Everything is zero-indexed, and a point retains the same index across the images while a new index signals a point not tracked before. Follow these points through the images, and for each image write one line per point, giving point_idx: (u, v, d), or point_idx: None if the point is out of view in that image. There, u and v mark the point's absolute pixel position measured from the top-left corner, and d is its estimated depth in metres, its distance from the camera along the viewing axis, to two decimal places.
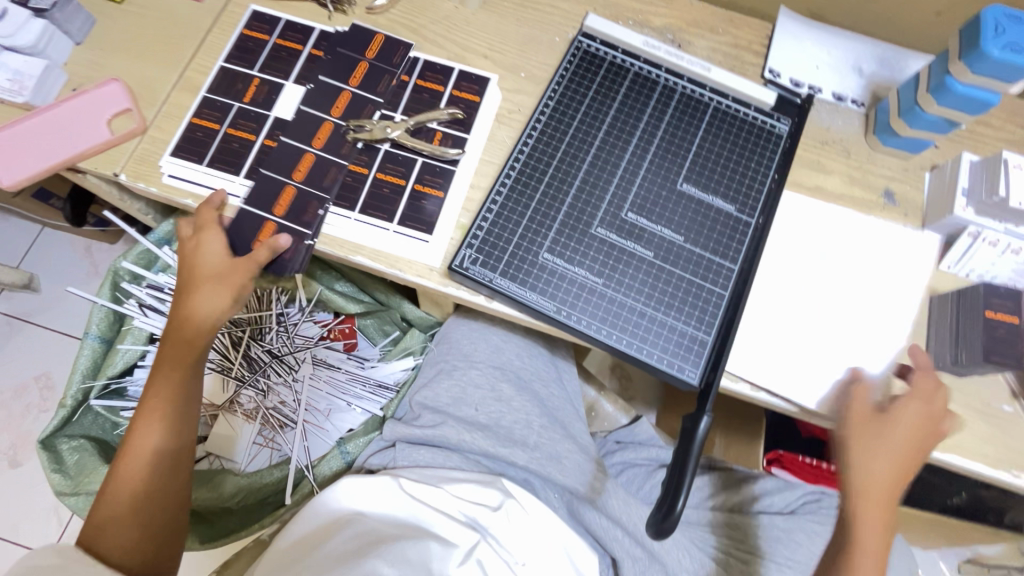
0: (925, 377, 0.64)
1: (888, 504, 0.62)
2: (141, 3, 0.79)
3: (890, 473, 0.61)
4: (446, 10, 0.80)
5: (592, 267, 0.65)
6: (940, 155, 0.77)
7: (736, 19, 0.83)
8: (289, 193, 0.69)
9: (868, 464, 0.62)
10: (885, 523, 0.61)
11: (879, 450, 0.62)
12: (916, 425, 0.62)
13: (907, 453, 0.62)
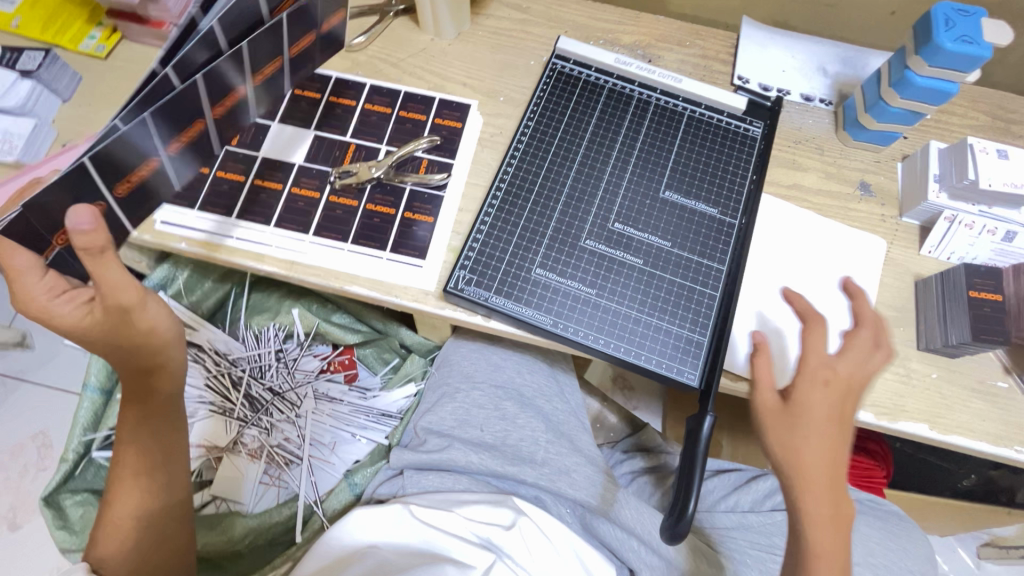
0: (813, 331, 0.56)
1: (830, 493, 0.54)
2: (125, 56, 0.81)
3: (817, 457, 0.54)
4: (423, 43, 0.83)
5: (584, 277, 0.67)
6: (909, 145, 0.80)
7: (701, 32, 0.87)
8: (150, 165, 0.62)
9: (796, 458, 0.54)
10: (834, 510, 0.55)
11: (803, 438, 0.54)
12: (829, 396, 0.55)
13: (830, 433, 0.54)
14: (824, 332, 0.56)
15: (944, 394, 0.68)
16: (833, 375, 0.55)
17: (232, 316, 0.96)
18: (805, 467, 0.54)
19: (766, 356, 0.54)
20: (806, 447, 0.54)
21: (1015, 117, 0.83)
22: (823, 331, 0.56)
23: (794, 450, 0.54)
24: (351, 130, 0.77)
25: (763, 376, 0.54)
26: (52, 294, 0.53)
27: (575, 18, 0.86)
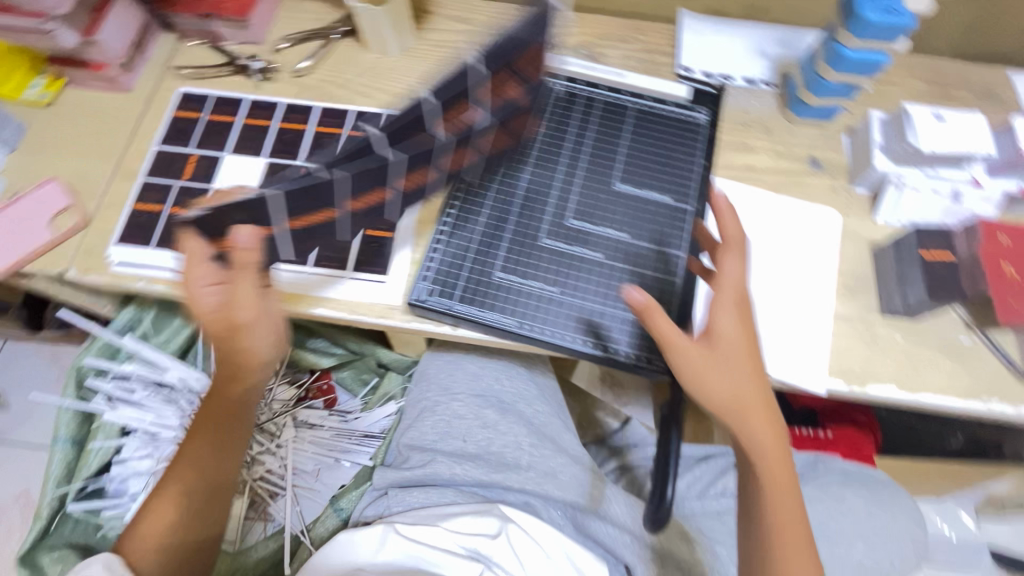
0: (725, 257, 0.61)
1: (759, 418, 0.56)
2: (70, 102, 0.80)
3: (742, 381, 0.56)
4: (370, 62, 0.84)
5: (545, 275, 0.67)
6: (853, 117, 0.82)
7: (642, 27, 0.89)
8: (377, 195, 0.62)
9: (724, 390, 0.55)
10: (770, 435, 0.56)
11: (727, 370, 0.56)
12: (744, 323, 0.57)
13: (748, 360, 0.57)
14: (738, 259, 0.60)
15: (911, 355, 0.69)
16: (741, 297, 0.58)
17: (205, 352, 0.92)
18: (732, 393, 0.56)
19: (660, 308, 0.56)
20: (728, 372, 0.56)
21: (951, 82, 0.85)
22: (735, 258, 0.60)
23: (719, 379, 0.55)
24: (304, 155, 0.77)
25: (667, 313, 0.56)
26: (207, 283, 0.60)
27: (518, 25, 0.87)
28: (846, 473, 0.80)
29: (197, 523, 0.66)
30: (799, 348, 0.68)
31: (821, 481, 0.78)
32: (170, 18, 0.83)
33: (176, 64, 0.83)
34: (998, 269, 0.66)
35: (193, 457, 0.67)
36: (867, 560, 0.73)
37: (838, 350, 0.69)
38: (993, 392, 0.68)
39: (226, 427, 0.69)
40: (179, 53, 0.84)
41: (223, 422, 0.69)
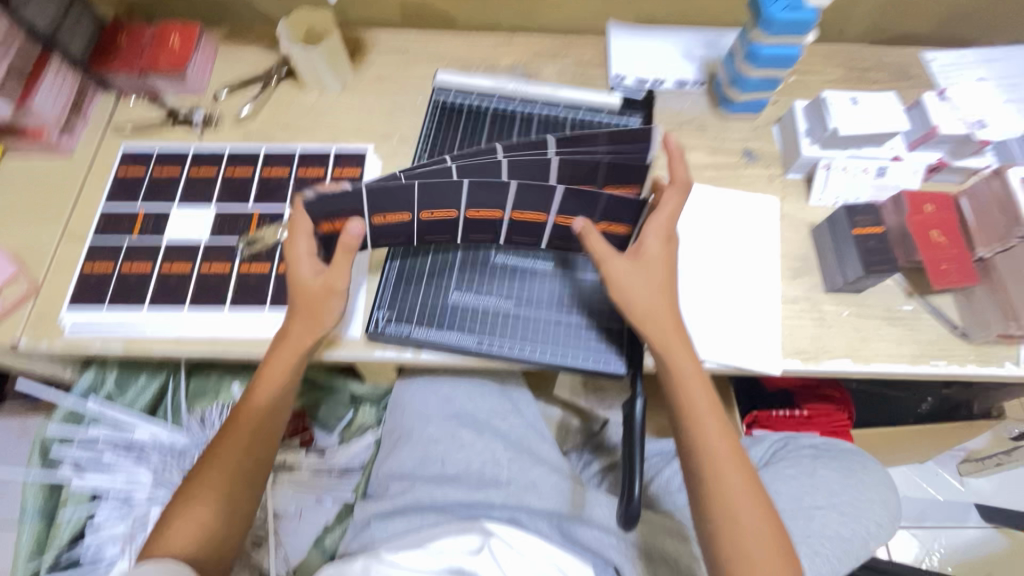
0: (669, 197, 0.65)
1: (679, 335, 0.63)
2: (11, 171, 0.80)
3: (662, 302, 0.63)
4: (311, 102, 0.86)
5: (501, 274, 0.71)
6: (779, 108, 0.86)
7: (573, 42, 0.92)
8: (399, 216, 0.64)
9: (648, 303, 0.63)
10: (689, 355, 0.63)
11: (649, 287, 0.63)
12: (667, 248, 0.65)
13: (668, 279, 0.64)
14: (677, 198, 0.65)
15: (858, 327, 0.72)
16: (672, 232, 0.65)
17: (174, 407, 0.90)
18: (651, 309, 0.63)
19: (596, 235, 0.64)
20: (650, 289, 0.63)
21: (868, 65, 0.90)
22: (676, 197, 0.65)
23: (643, 294, 0.63)
24: (253, 199, 0.78)
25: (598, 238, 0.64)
26: (309, 252, 0.64)
27: (453, 52, 0.90)
28: (818, 447, 0.84)
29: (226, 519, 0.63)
30: (751, 332, 0.71)
31: (792, 460, 0.82)
32: (106, 79, 0.83)
33: (117, 123, 0.83)
34: (926, 236, 0.70)
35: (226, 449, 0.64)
36: (845, 531, 0.75)
37: (790, 331, 0.72)
38: (939, 353, 0.71)
39: (270, 419, 0.66)
40: (120, 111, 0.84)
41: (272, 412, 0.66)
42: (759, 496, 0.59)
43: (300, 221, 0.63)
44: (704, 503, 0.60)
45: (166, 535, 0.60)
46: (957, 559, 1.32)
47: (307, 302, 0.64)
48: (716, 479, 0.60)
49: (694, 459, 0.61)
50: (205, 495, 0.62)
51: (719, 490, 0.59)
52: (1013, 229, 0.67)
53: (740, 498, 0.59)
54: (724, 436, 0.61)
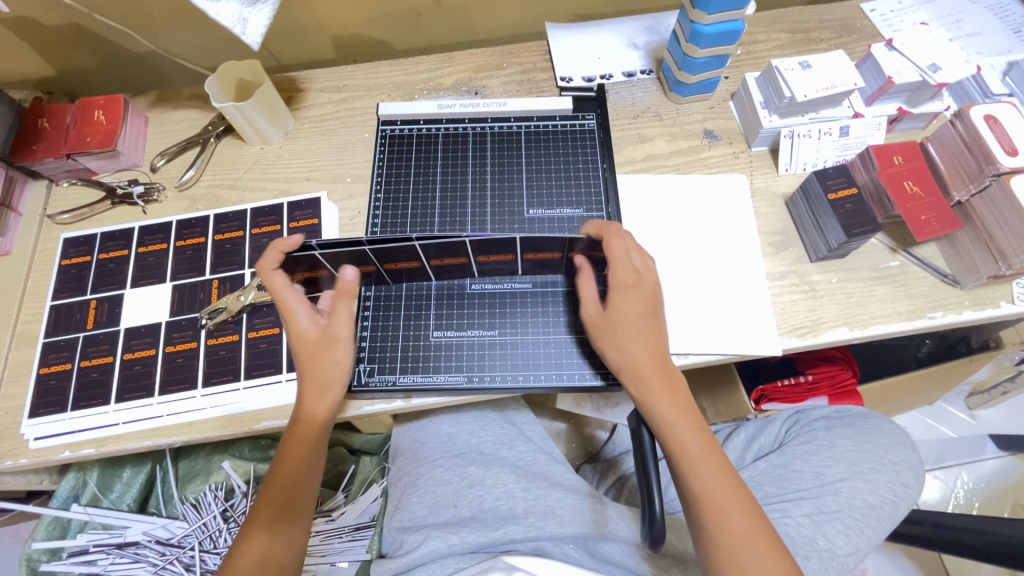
0: (614, 245, 0.61)
1: (667, 387, 0.60)
2: None
3: (643, 347, 0.60)
4: (255, 155, 0.82)
5: (482, 331, 0.68)
6: (732, 83, 0.85)
7: (515, 49, 0.89)
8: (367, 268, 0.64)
9: (622, 357, 0.60)
10: (678, 397, 0.60)
11: (623, 338, 0.60)
12: (638, 293, 0.61)
13: (645, 325, 0.61)
14: (624, 242, 0.61)
15: (850, 292, 0.71)
16: (638, 277, 0.61)
17: (165, 495, 0.87)
18: (631, 357, 0.60)
19: (586, 276, 0.65)
20: (631, 338, 0.60)
21: (811, 25, 0.89)
22: (621, 241, 0.61)
23: (621, 344, 0.60)
24: (209, 267, 0.74)
25: (586, 287, 0.64)
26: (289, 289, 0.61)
27: (394, 80, 0.87)
28: (828, 418, 0.83)
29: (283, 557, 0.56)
30: (744, 317, 0.69)
31: (807, 436, 0.80)
32: (32, 168, 0.78)
33: (53, 212, 0.79)
34: (901, 187, 0.68)
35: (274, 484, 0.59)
36: (873, 499, 0.72)
37: (782, 308, 0.70)
38: (935, 304, 0.70)
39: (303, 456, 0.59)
40: (55, 200, 0.80)
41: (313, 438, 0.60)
42: (780, 554, 0.53)
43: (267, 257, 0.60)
44: (714, 568, 0.54)
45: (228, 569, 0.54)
46: (982, 493, 1.31)
47: (311, 358, 0.60)
48: (725, 542, 0.54)
49: (697, 521, 0.56)
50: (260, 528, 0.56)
51: (730, 554, 0.54)
52: (986, 168, 0.65)
53: (756, 560, 0.53)
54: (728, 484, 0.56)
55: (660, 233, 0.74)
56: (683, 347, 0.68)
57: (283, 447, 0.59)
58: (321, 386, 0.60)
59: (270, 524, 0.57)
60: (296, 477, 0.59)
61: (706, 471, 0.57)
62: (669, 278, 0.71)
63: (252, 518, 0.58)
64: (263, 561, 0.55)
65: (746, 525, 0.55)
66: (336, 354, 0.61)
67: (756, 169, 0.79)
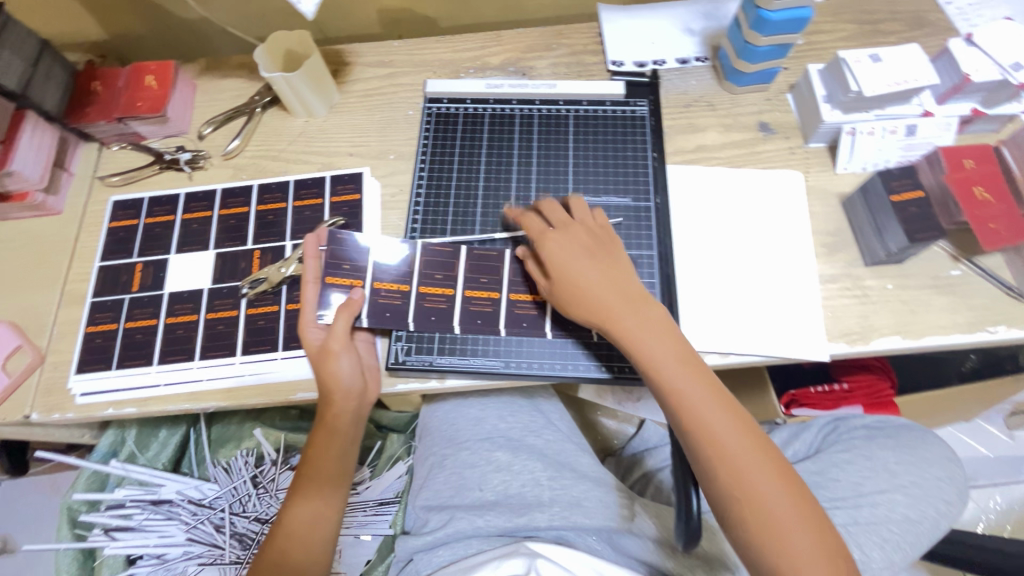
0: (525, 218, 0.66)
1: (633, 316, 0.58)
2: (3, 239, 0.77)
3: (597, 280, 0.60)
4: (300, 127, 0.82)
5: (531, 328, 0.65)
6: (792, 74, 0.81)
7: (565, 31, 0.87)
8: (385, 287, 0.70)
9: (588, 299, 0.60)
10: (654, 330, 0.58)
11: (583, 281, 0.60)
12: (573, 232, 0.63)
13: (599, 262, 0.61)
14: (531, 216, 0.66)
15: (905, 300, 0.67)
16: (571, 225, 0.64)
17: (198, 457, 0.89)
18: (590, 293, 0.60)
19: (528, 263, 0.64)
20: (584, 273, 0.60)
21: (879, 17, 0.85)
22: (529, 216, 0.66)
23: (580, 283, 0.60)
24: (251, 237, 0.75)
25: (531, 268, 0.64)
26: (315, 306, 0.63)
27: (440, 57, 0.86)
28: (871, 428, 0.80)
29: (318, 532, 0.60)
30: (794, 318, 0.67)
31: (844, 444, 0.78)
32: (85, 130, 0.79)
33: (103, 174, 0.80)
34: (970, 193, 0.64)
35: (311, 465, 0.62)
36: (913, 513, 0.70)
37: (832, 311, 0.67)
38: (997, 317, 0.66)
39: (338, 442, 0.61)
40: (104, 163, 0.81)
41: (347, 426, 0.62)
42: (785, 474, 0.53)
43: (311, 273, 0.64)
44: (736, 518, 0.53)
45: (272, 538, 0.59)
46: (1016, 516, 1.25)
47: (316, 373, 0.61)
48: (736, 479, 0.53)
49: (706, 468, 0.54)
50: (298, 505, 0.60)
51: (745, 493, 0.52)
52: None
53: (768, 485, 0.52)
54: (720, 412, 0.55)
55: (709, 228, 0.72)
56: (725, 345, 0.66)
57: (321, 429, 0.61)
58: (355, 373, 0.61)
59: (307, 500, 0.60)
60: (329, 460, 0.62)
61: (707, 406, 0.55)
62: (689, 267, 0.70)
63: (294, 491, 0.61)
64: (300, 534, 0.59)
65: (756, 459, 0.53)
66: (335, 367, 0.60)
67: (811, 166, 0.75)
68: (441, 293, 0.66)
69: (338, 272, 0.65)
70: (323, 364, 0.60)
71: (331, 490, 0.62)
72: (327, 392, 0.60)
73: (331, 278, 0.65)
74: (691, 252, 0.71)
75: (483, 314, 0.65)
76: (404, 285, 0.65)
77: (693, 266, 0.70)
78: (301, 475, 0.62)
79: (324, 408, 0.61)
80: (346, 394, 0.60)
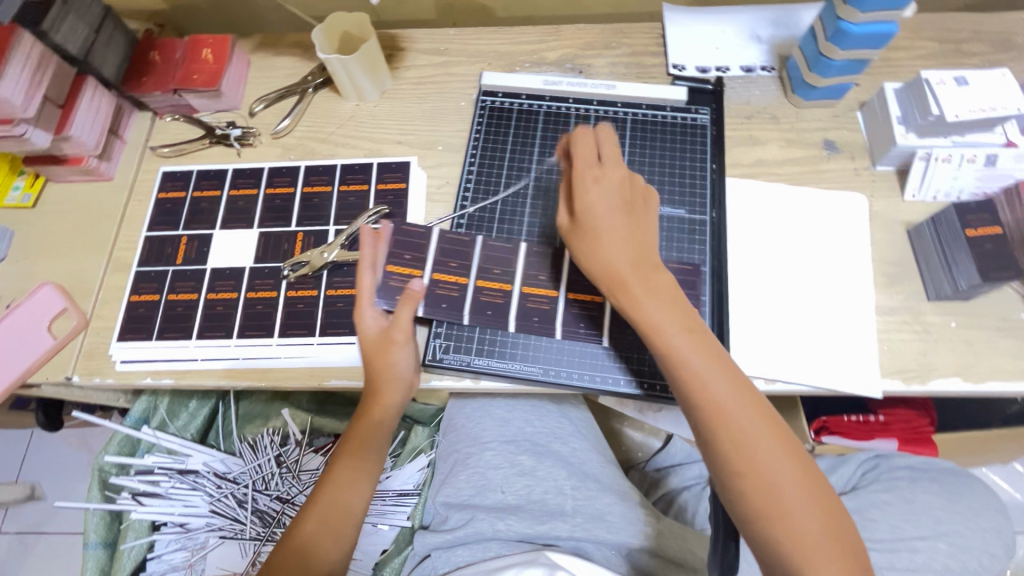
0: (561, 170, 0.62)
1: (638, 281, 0.54)
2: (56, 201, 0.78)
3: (612, 241, 0.55)
4: (350, 111, 0.81)
5: (590, 332, 0.64)
6: (864, 91, 0.77)
7: (626, 30, 0.84)
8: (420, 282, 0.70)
9: (599, 261, 0.55)
10: (659, 297, 0.53)
11: (598, 242, 0.55)
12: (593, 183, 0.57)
13: (613, 216, 0.56)
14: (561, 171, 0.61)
15: (969, 340, 0.64)
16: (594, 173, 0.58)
17: (225, 431, 0.91)
18: (603, 257, 0.55)
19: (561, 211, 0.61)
20: (601, 230, 0.55)
21: (963, 36, 0.79)
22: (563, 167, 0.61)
23: (593, 246, 0.55)
24: (295, 219, 0.74)
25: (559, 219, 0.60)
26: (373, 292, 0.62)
27: (496, 48, 0.84)
28: (914, 469, 0.77)
29: (348, 517, 0.59)
30: (848, 350, 0.64)
31: (885, 483, 0.76)
32: (141, 99, 0.80)
33: (155, 144, 0.81)
34: None
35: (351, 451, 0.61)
36: None
37: (888, 346, 0.64)
38: None
39: (381, 431, 0.61)
40: (157, 132, 0.82)
41: (392, 417, 0.61)
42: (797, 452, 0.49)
43: (372, 258, 0.63)
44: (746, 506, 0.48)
45: (304, 519, 0.58)
46: None
47: (371, 361, 0.60)
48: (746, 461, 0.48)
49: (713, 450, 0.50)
50: (332, 488, 0.60)
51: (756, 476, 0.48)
52: None
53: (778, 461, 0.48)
54: (727, 386, 0.50)
55: (765, 246, 0.69)
56: (772, 372, 0.63)
57: (366, 417, 0.61)
58: (410, 366, 0.61)
59: (341, 486, 0.60)
60: (370, 447, 0.61)
61: (709, 372, 0.50)
62: (744, 287, 0.67)
63: (329, 474, 0.61)
64: (331, 516, 0.58)
65: (765, 434, 0.49)
66: (393, 357, 0.59)
67: (877, 190, 0.72)
68: (498, 288, 0.65)
69: (399, 261, 0.66)
70: (381, 354, 0.59)
71: (365, 478, 0.61)
72: (379, 380, 0.60)
73: (391, 266, 0.65)
74: (744, 271, 0.68)
75: (540, 313, 0.65)
76: (461, 277, 0.66)
77: (745, 285, 0.67)
78: (336, 463, 0.61)
79: (371, 395, 0.60)
80: (399, 386, 0.60)
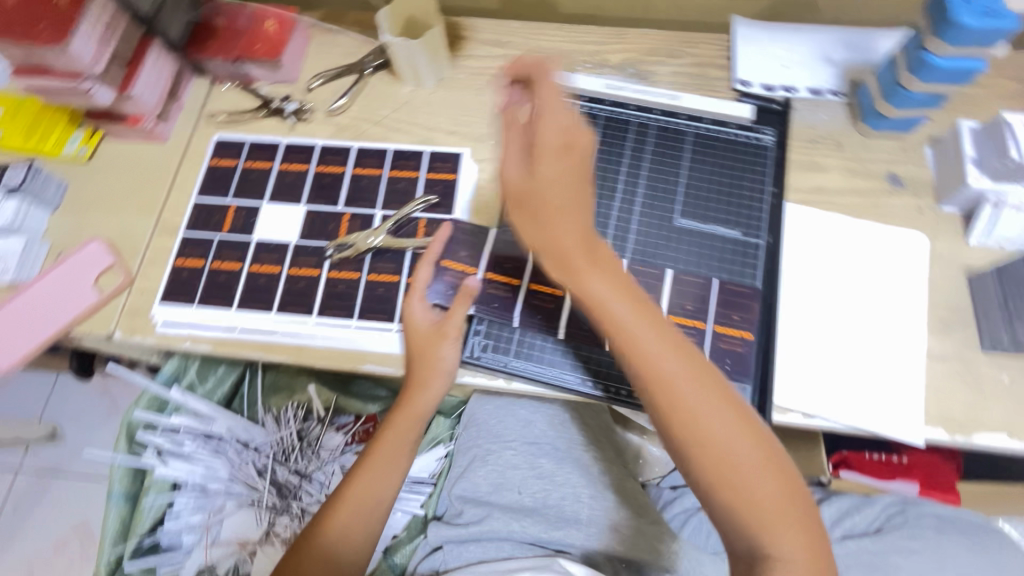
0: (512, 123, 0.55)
1: (590, 260, 0.50)
2: (110, 157, 0.79)
3: (566, 216, 0.50)
4: (406, 96, 0.80)
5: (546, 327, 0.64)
6: (936, 126, 0.74)
7: (693, 39, 0.82)
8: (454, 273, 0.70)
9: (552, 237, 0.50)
10: (611, 278, 0.50)
11: (551, 217, 0.50)
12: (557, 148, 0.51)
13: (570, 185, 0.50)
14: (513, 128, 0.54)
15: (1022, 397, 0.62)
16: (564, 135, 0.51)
17: (249, 399, 0.92)
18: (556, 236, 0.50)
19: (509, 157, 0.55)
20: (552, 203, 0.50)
21: None
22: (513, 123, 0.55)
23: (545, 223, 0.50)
24: (343, 199, 0.74)
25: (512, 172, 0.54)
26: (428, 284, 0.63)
27: (558, 46, 0.82)
28: (943, 519, 0.75)
29: (377, 506, 0.60)
30: (895, 392, 0.62)
31: (911, 529, 0.74)
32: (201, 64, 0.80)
33: (211, 110, 0.81)
34: None
35: (385, 441, 0.61)
36: None
37: (936, 393, 0.62)
38: None
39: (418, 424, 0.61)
40: (212, 98, 0.82)
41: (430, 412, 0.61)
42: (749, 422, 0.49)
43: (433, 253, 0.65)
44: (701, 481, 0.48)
45: (334, 504, 0.60)
46: None
47: (420, 353, 0.60)
48: (697, 438, 0.47)
49: (668, 431, 0.49)
50: (363, 476, 0.60)
51: (710, 454, 0.47)
52: None
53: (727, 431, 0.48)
54: (678, 363, 0.49)
55: (818, 276, 0.67)
56: (813, 407, 0.62)
57: (404, 409, 0.61)
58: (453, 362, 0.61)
59: (371, 475, 0.60)
60: (405, 439, 0.61)
61: (659, 348, 0.49)
62: (794, 316, 0.65)
63: (361, 462, 0.62)
64: (359, 503, 0.59)
65: (718, 407, 0.48)
66: (442, 352, 0.60)
67: (941, 230, 0.69)
68: (551, 293, 0.64)
69: (455, 258, 0.66)
70: (429, 346, 0.60)
71: (396, 469, 0.61)
72: (425, 372, 0.60)
73: (446, 261, 0.66)
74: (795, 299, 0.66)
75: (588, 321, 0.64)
76: (513, 278, 0.65)
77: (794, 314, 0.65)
78: (371, 451, 0.62)
79: (412, 387, 0.60)
80: (442, 381, 0.60)
